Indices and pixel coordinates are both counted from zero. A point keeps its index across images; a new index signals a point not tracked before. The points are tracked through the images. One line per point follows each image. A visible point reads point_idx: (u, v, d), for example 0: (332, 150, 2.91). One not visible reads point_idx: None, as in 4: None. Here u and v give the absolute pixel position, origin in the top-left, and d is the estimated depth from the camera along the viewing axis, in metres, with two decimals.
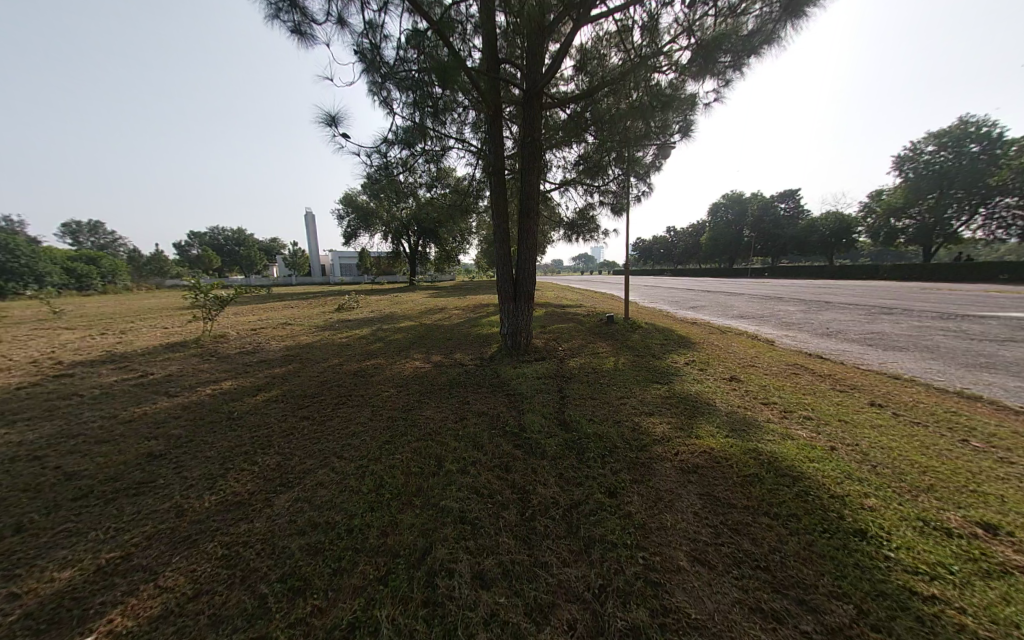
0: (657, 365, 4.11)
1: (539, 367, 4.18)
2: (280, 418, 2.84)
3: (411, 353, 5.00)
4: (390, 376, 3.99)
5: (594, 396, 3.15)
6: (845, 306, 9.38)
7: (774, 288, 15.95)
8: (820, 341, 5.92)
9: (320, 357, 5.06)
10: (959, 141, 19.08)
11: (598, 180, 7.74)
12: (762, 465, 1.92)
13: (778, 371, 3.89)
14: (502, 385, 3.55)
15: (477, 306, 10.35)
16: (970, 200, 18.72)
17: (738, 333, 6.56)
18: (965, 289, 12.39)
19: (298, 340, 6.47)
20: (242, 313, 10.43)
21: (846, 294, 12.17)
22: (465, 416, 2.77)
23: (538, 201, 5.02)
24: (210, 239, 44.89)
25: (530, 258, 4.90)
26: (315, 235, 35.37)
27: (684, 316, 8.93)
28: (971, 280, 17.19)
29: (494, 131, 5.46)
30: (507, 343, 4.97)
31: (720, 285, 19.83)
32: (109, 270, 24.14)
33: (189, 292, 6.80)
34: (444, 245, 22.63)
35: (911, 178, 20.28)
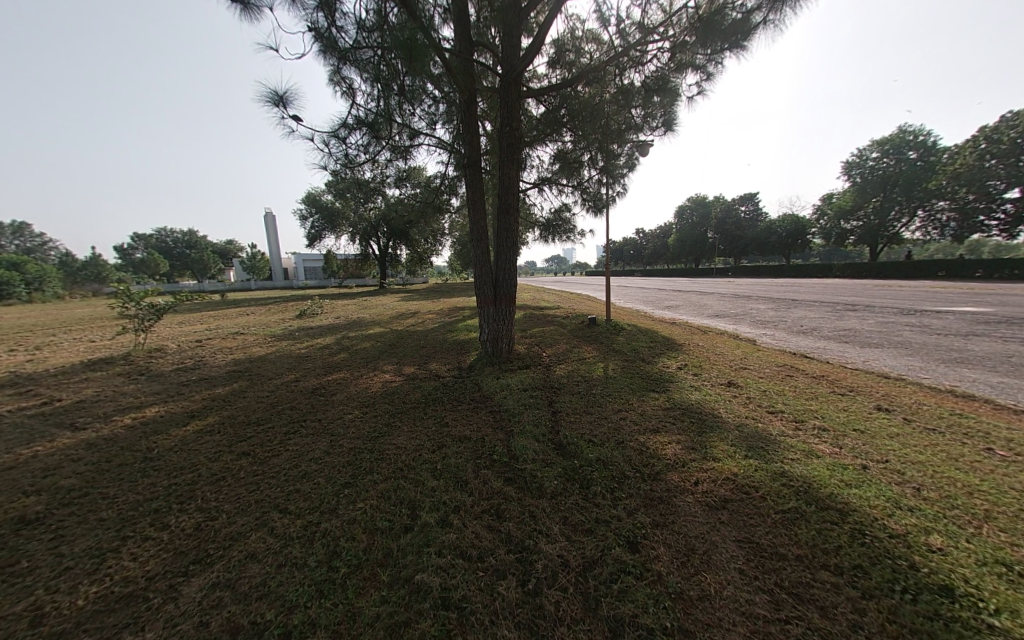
0: (649, 370, 3.86)
1: (525, 376, 3.80)
2: (210, 457, 2.28)
3: (379, 365, 4.47)
4: (354, 394, 3.46)
5: (589, 410, 2.81)
6: (812, 303, 9.73)
7: (743, 286, 16.51)
8: (800, 339, 5.95)
9: (272, 372, 4.42)
10: (899, 149, 20.67)
11: (574, 180, 7.55)
12: (798, 497, 1.66)
13: (772, 373, 3.75)
14: (484, 400, 3.13)
15: (453, 310, 9.89)
16: (910, 203, 20.34)
17: (719, 332, 6.51)
18: (910, 285, 13.33)
19: (251, 352, 5.76)
20: (189, 322, 9.39)
21: (808, 291, 12.74)
22: (443, 443, 2.34)
23: (518, 197, 4.65)
24: (158, 241, 41.47)
25: (510, 258, 4.55)
26: (277, 237, 33.33)
27: (662, 316, 8.90)
28: (913, 277, 18.63)
29: (469, 122, 5.08)
30: (487, 351, 4.56)
31: (690, 284, 20.40)
32: (34, 276, 21.48)
33: (118, 300, 5.89)
34: (416, 247, 21.85)
35: (859, 183, 21.79)
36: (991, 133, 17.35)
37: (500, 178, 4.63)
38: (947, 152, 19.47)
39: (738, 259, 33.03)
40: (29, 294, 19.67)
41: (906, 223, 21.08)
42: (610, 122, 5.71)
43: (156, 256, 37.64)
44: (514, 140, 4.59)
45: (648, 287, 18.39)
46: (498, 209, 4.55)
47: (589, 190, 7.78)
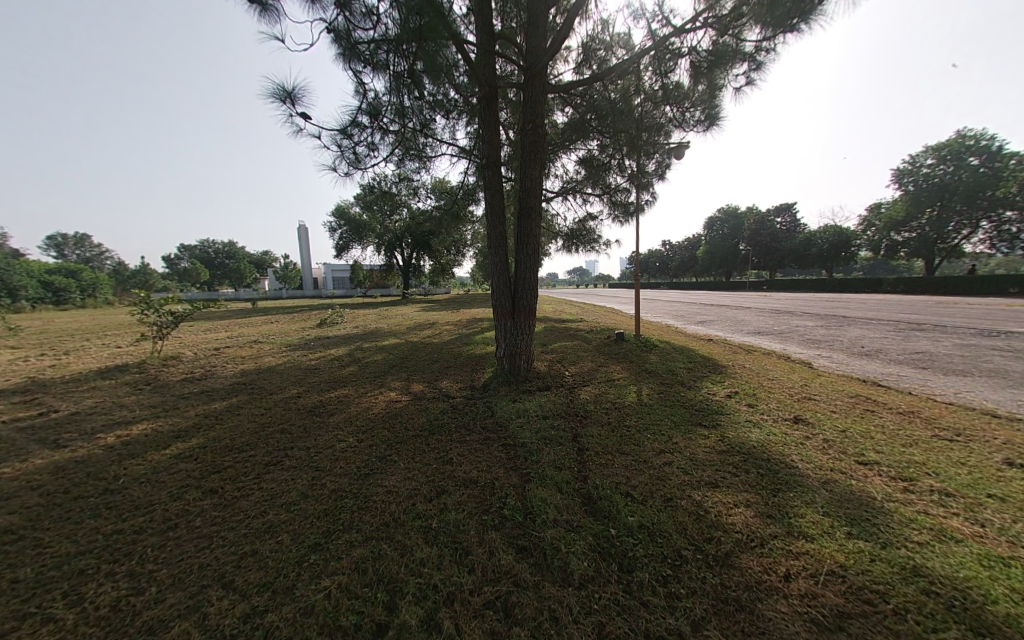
0: (691, 398, 3.30)
1: (545, 400, 3.32)
2: (172, 494, 1.96)
3: (387, 382, 4.11)
4: (353, 415, 3.09)
5: (623, 449, 2.30)
6: (869, 321, 8.73)
7: (782, 301, 15.34)
8: (864, 363, 5.17)
9: (275, 386, 4.14)
10: (958, 154, 18.95)
11: (599, 187, 7.14)
12: (956, 619, 1.11)
13: (844, 407, 3.11)
14: (497, 430, 2.68)
15: (472, 321, 9.58)
16: (972, 213, 18.54)
17: (765, 352, 5.80)
18: (978, 302, 11.97)
19: (262, 362, 5.59)
20: (213, 330, 9.49)
21: (860, 307, 11.60)
22: (442, 489, 1.90)
23: (540, 199, 4.22)
24: (202, 252, 44.28)
25: (531, 266, 4.13)
26: (307, 249, 34.67)
27: (696, 332, 8.20)
28: (981, 293, 16.76)
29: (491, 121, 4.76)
30: (503, 368, 4.12)
31: (723, 298, 19.23)
32: (90, 283, 23.03)
33: (138, 308, 5.90)
34: (438, 257, 21.91)
35: (911, 192, 20.17)
36: None
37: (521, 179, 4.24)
38: (1016, 157, 17.69)
39: (773, 272, 31.27)
40: (83, 300, 21.08)
41: (969, 234, 19.24)
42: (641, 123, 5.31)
43: (198, 266, 39.84)
44: (536, 137, 4.17)
45: (677, 301, 17.47)
46: (519, 212, 4.15)
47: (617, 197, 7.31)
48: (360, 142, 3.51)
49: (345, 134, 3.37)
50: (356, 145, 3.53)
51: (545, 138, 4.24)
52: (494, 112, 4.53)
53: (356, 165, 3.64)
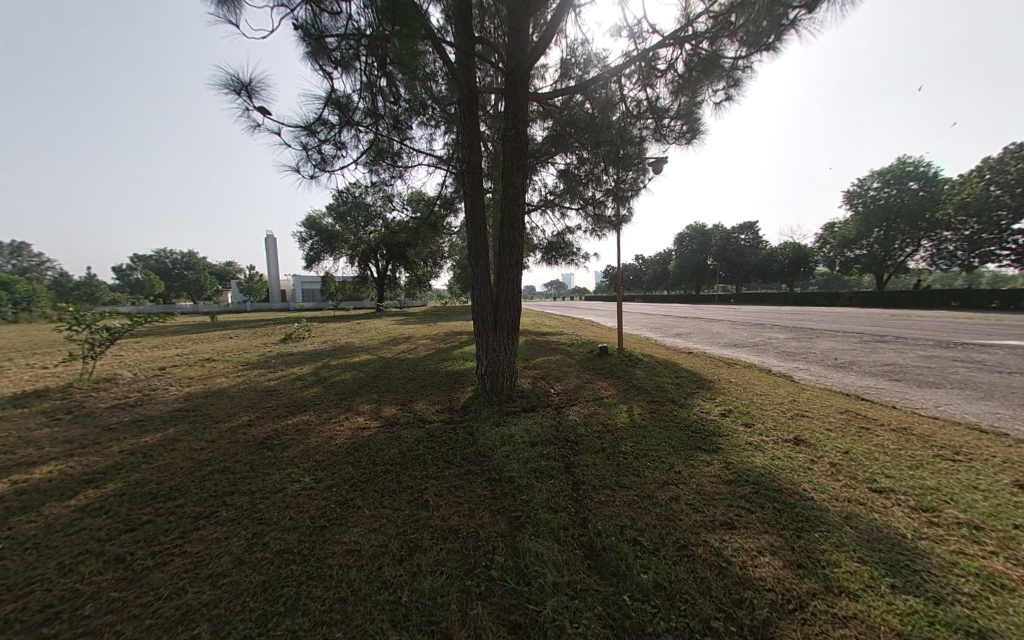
0: (685, 417, 3.12)
1: (531, 423, 3.04)
2: (60, 565, 1.51)
3: (354, 405, 3.69)
4: (311, 447, 2.68)
5: (623, 482, 2.06)
6: (836, 333, 9.08)
7: (751, 314, 15.91)
8: (841, 375, 5.23)
9: (223, 413, 3.62)
10: (900, 179, 20.74)
11: (577, 202, 7.17)
12: None
13: (838, 424, 3.03)
14: (480, 462, 2.37)
15: (449, 335, 9.21)
16: (914, 232, 20.21)
17: (746, 365, 5.80)
18: (927, 314, 12.81)
19: (213, 383, 4.99)
20: (160, 347, 8.58)
21: (824, 320, 12.15)
22: (416, 545, 1.57)
23: (523, 207, 4.02)
24: (158, 262, 41.49)
25: (515, 277, 3.90)
26: (276, 259, 33.11)
27: (676, 345, 8.22)
28: (928, 306, 18.09)
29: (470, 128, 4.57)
30: (484, 387, 3.81)
31: (696, 310, 19.73)
32: (23, 295, 20.79)
33: (64, 323, 5.15)
34: (415, 269, 21.39)
35: (862, 212, 21.81)
36: (995, 164, 17.49)
37: (504, 187, 4.04)
38: (948, 183, 19.54)
39: (740, 286, 32.76)
40: (14, 314, 18.97)
41: (912, 251, 20.94)
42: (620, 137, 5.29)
43: (152, 276, 37.10)
44: (519, 143, 3.97)
45: (653, 313, 17.75)
46: (502, 221, 3.94)
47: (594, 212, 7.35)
48: (326, 141, 3.19)
49: (309, 131, 3.05)
50: (323, 145, 3.21)
51: (528, 145, 4.07)
52: (474, 117, 4.34)
53: (322, 166, 3.31)
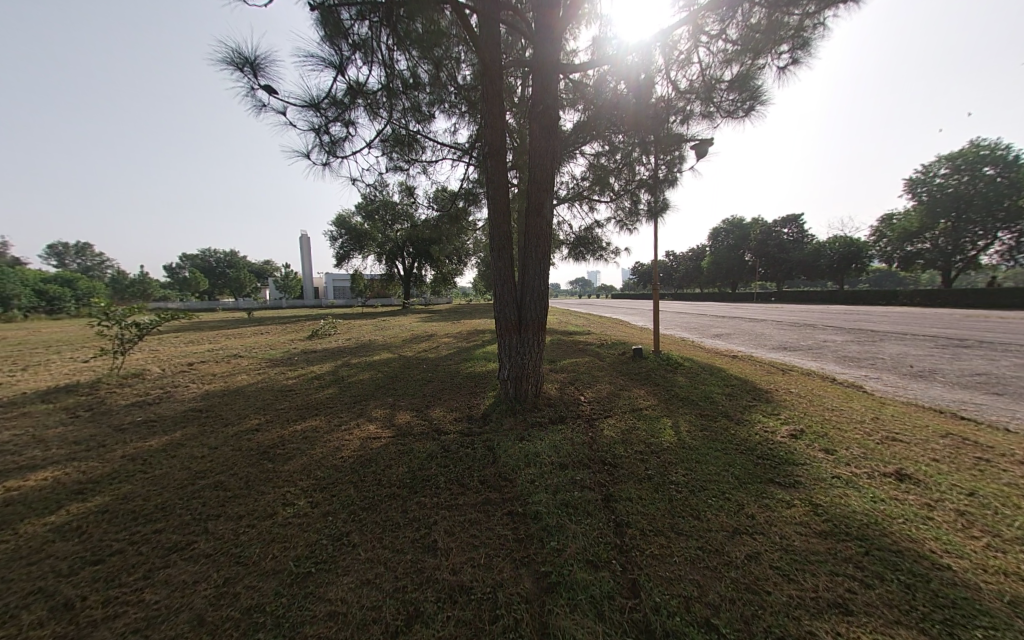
0: (743, 436, 2.63)
1: (559, 438, 2.65)
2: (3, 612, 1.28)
3: (367, 410, 3.42)
4: (314, 460, 2.41)
5: (681, 527, 1.63)
6: (903, 336, 8.04)
7: (797, 314, 14.62)
8: (923, 386, 4.47)
9: (234, 415, 3.45)
10: (973, 164, 18.47)
11: (607, 193, 6.70)
12: None
13: (943, 451, 2.45)
14: (500, 488, 2.00)
15: (472, 334, 8.93)
16: (990, 223, 17.98)
17: (802, 372, 5.13)
18: (1012, 316, 11.19)
19: (233, 381, 4.93)
20: (193, 343, 8.82)
21: (886, 321, 10.88)
22: (416, 612, 1.23)
23: (551, 192, 3.59)
24: (202, 262, 44.16)
25: (542, 271, 3.50)
26: (308, 258, 34.30)
27: (715, 348, 7.53)
28: (1007, 306, 16.03)
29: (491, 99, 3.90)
30: (507, 393, 3.45)
31: (734, 310, 18.41)
32: (85, 292, 22.57)
33: (97, 320, 5.26)
34: (439, 267, 21.37)
35: (925, 202, 19.65)
36: None
37: (530, 170, 3.60)
38: None
39: (780, 283, 30.66)
40: (76, 309, 20.56)
41: (987, 245, 18.63)
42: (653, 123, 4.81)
43: (197, 275, 39.55)
44: (548, 120, 3.52)
45: (687, 312, 16.74)
46: (527, 209, 3.53)
47: (623, 204, 6.85)
48: (336, 122, 2.91)
49: (317, 111, 2.78)
50: (332, 125, 2.92)
51: (559, 122, 3.62)
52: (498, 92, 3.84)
53: (333, 152, 3.05)
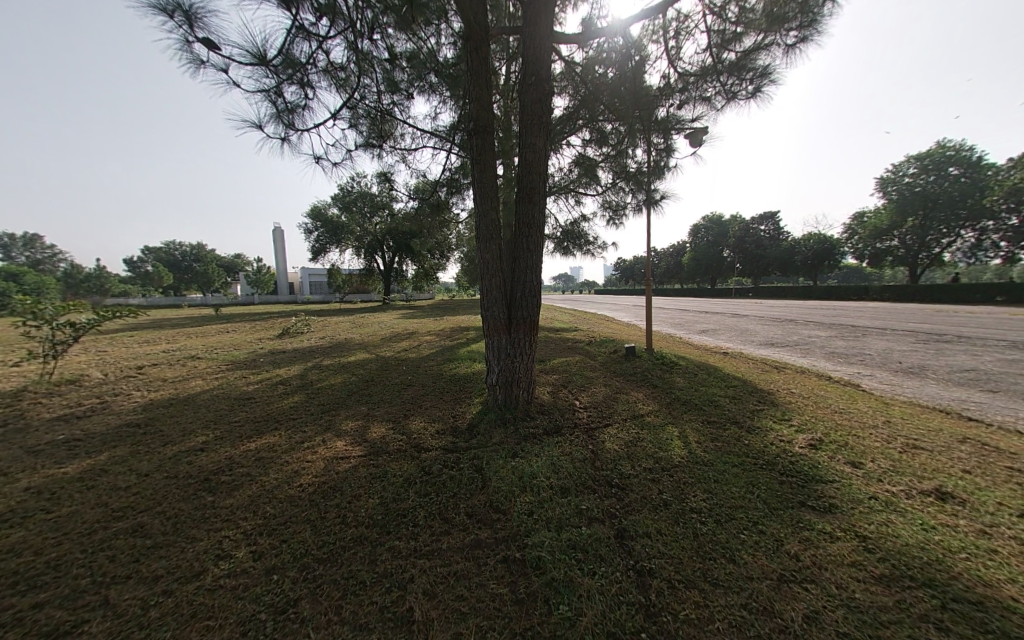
0: (758, 446, 2.39)
1: (557, 454, 2.34)
2: None
3: (337, 421, 3.01)
4: (266, 491, 2.00)
5: (715, 576, 1.34)
6: (883, 331, 8.17)
7: (777, 309, 14.87)
8: (917, 384, 4.39)
9: (178, 431, 2.96)
10: (940, 165, 19.25)
11: (594, 186, 6.46)
12: None
13: (966, 459, 2.29)
14: (493, 524, 1.67)
15: (456, 331, 8.53)
16: (954, 222, 18.84)
17: (796, 370, 5.02)
18: (977, 311, 11.65)
19: (185, 388, 4.37)
20: (146, 343, 8.01)
21: (862, 316, 11.15)
22: None
23: (545, 174, 3.17)
24: (167, 254, 41.56)
25: (534, 264, 3.13)
26: (282, 252, 32.76)
27: (704, 344, 7.43)
28: (970, 301, 16.82)
29: (477, 58, 3.17)
30: (495, 400, 3.11)
31: (717, 305, 18.52)
32: (31, 287, 20.70)
33: (21, 320, 4.55)
34: (421, 262, 20.68)
35: (895, 200, 20.41)
36: None
37: (520, 151, 3.15)
38: (993, 168, 18.09)
39: (758, 279, 31.50)
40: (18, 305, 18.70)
41: (950, 242, 19.51)
42: (649, 109, 4.49)
43: (161, 268, 37.16)
44: (541, 92, 3.04)
45: (671, 308, 16.78)
46: (519, 195, 3.15)
47: (610, 198, 6.61)
48: (294, 86, 2.43)
49: (269, 71, 2.30)
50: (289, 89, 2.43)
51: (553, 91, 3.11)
52: (485, 55, 3.18)
53: (291, 123, 2.60)
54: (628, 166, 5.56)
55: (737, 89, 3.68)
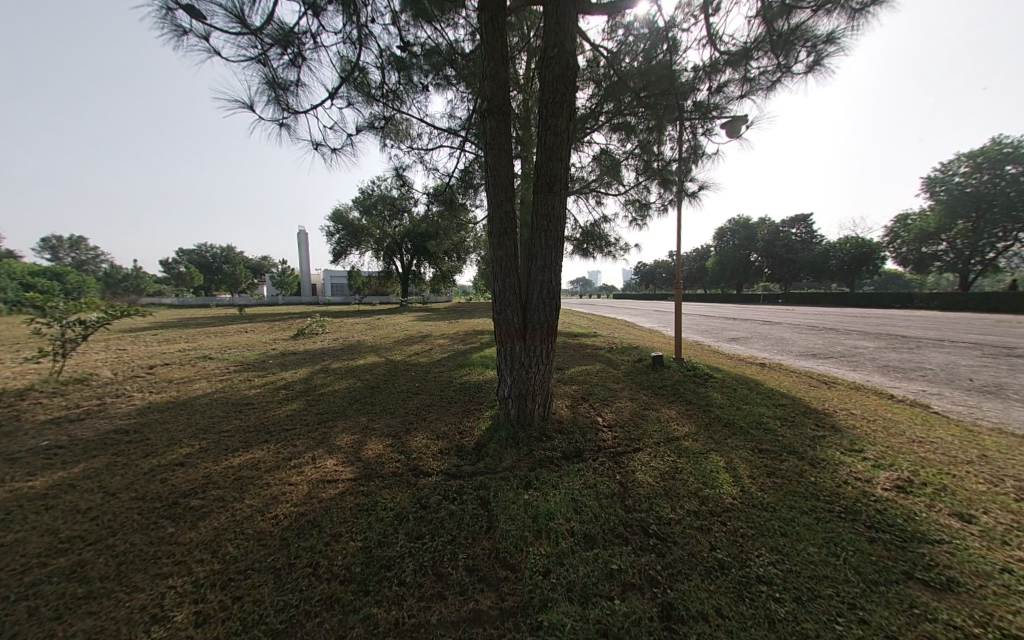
0: (828, 486, 1.94)
1: (579, 487, 1.96)
2: None
3: (331, 435, 2.72)
4: (234, 526, 1.71)
5: None
6: (942, 343, 7.33)
7: (812, 317, 13.92)
8: (1002, 407, 3.75)
9: (163, 441, 2.74)
10: (996, 161, 17.71)
11: (616, 184, 6.06)
12: None
13: None
14: (498, 588, 1.31)
15: (470, 335, 8.25)
16: (1012, 224, 17.27)
17: (849, 386, 4.43)
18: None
19: (187, 391, 4.22)
20: (165, 342, 8.08)
21: (912, 326, 10.18)
22: None
23: (567, 161, 2.79)
24: (199, 256, 43.48)
25: (553, 262, 2.76)
26: (305, 254, 33.58)
27: (736, 353, 6.85)
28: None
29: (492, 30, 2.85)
30: (507, 415, 2.75)
31: (745, 312, 17.51)
32: (73, 287, 21.89)
33: (34, 318, 4.53)
34: (438, 264, 20.61)
35: (943, 201, 18.94)
36: None
37: (538, 134, 2.80)
38: None
39: (787, 285, 30.00)
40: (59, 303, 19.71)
41: (1007, 246, 17.89)
42: (681, 94, 4.07)
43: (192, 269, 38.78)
44: (563, 66, 2.69)
45: (696, 314, 16.00)
46: (537, 185, 2.81)
47: (633, 196, 6.20)
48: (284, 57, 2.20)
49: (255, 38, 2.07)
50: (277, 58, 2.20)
51: (577, 67, 2.77)
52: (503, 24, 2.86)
53: (283, 100, 2.41)
54: (655, 160, 5.13)
55: (788, 65, 3.22)
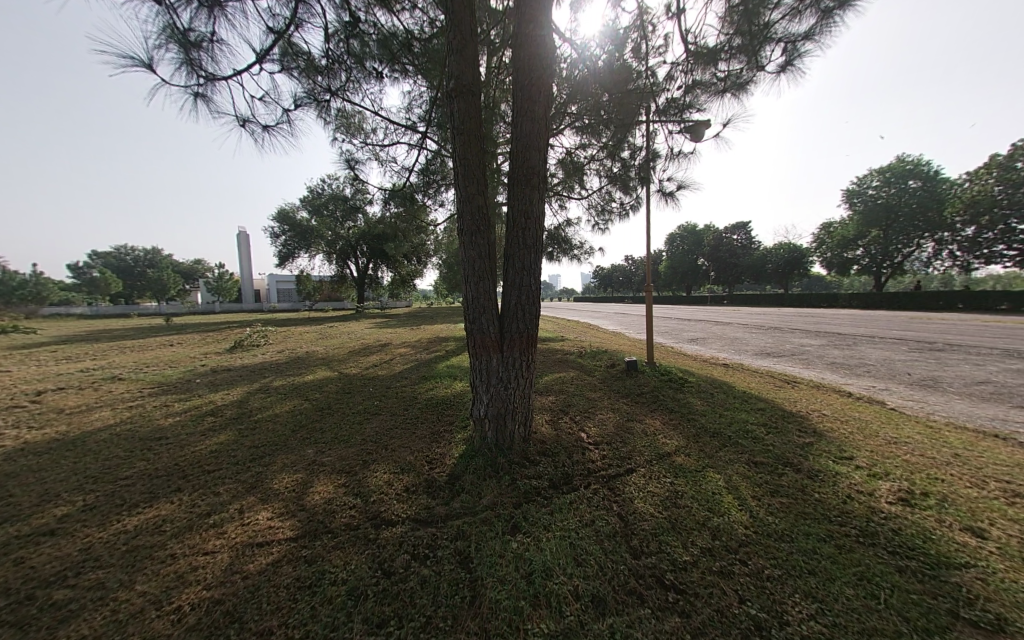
0: (836, 503, 1.81)
1: (575, 527, 1.67)
2: None
3: (266, 477, 2.20)
4: (110, 632, 1.21)
5: None
6: (875, 340, 8.02)
7: (757, 316, 14.95)
8: (943, 400, 4.02)
9: (29, 499, 2.07)
10: (901, 178, 20.26)
11: (579, 187, 5.96)
12: None
13: None
14: None
15: (434, 343, 7.77)
16: (915, 233, 19.80)
17: (811, 385, 4.58)
18: (947, 318, 11.91)
19: (80, 423, 3.39)
20: (62, 361, 6.75)
21: (844, 324, 11.17)
22: None
23: (544, 152, 2.52)
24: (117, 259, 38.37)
25: (530, 265, 2.47)
26: (248, 256, 30.79)
27: (700, 354, 7.00)
28: (934, 309, 17.55)
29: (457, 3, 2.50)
30: (484, 439, 2.41)
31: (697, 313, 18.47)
32: None
33: None
34: (398, 268, 19.72)
35: (860, 211, 21.34)
36: (1000, 162, 17.02)
37: (513, 121, 2.50)
38: (949, 182, 19.17)
39: (732, 287, 32.34)
40: None
41: (911, 252, 20.50)
42: (651, 94, 3.99)
43: (109, 274, 33.98)
44: (539, 47, 2.43)
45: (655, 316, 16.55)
46: (512, 178, 2.51)
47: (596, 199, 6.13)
48: None
49: None
50: None
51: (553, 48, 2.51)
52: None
53: None
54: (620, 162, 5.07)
55: (757, 66, 3.21)
